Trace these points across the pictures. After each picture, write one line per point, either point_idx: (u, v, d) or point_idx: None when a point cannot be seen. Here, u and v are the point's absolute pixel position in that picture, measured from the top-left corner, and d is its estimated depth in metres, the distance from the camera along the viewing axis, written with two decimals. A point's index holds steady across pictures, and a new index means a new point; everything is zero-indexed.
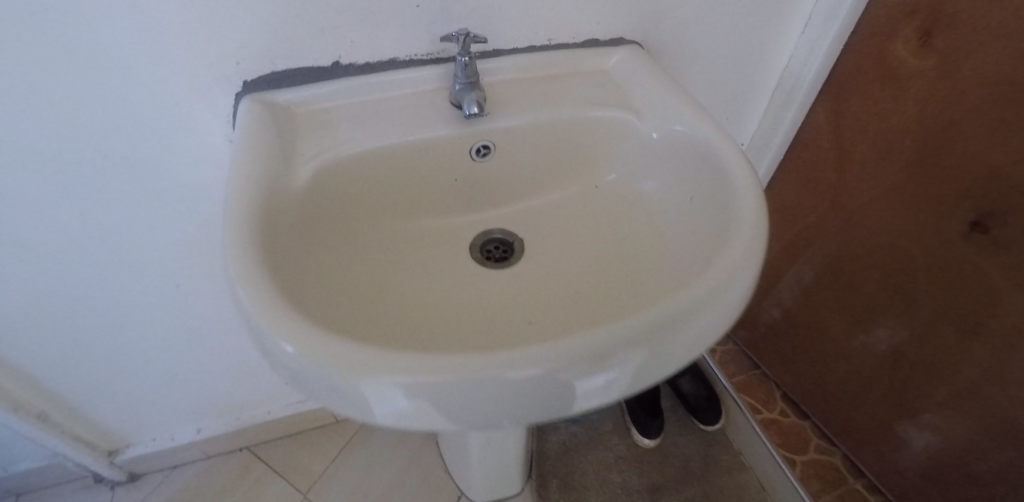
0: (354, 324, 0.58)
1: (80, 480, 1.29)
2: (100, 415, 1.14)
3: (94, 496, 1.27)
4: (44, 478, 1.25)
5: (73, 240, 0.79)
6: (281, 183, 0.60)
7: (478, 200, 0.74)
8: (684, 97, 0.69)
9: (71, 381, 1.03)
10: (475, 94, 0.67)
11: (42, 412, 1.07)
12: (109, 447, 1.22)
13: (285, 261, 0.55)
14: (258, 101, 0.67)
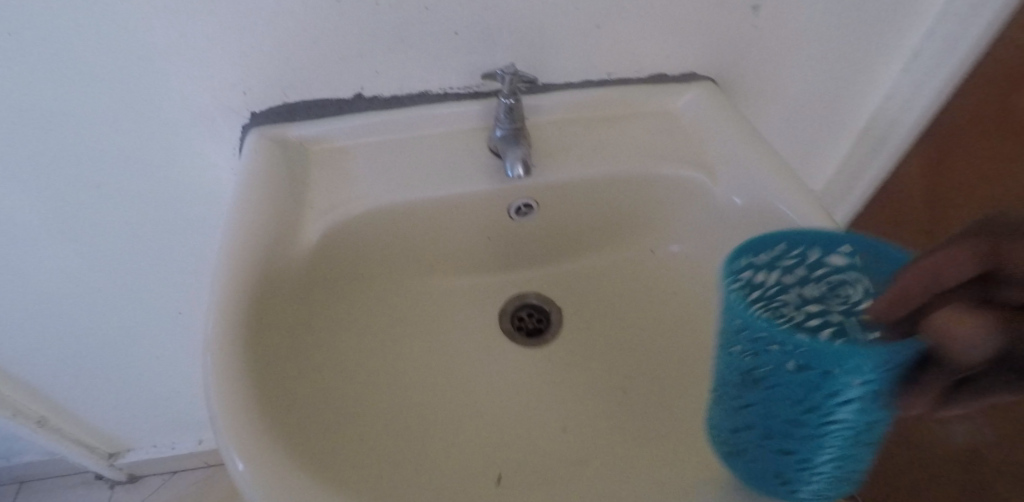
0: (358, 429, 0.51)
1: (83, 475, 1.24)
2: (100, 423, 1.08)
3: (94, 495, 1.22)
4: (49, 469, 1.21)
5: (65, 264, 0.73)
6: (285, 247, 0.51)
7: (512, 259, 0.64)
8: (776, 159, 0.58)
9: (69, 391, 0.97)
10: (518, 150, 0.54)
11: (43, 419, 1.01)
12: (109, 451, 1.17)
13: (277, 377, 0.46)
14: (265, 136, 0.58)
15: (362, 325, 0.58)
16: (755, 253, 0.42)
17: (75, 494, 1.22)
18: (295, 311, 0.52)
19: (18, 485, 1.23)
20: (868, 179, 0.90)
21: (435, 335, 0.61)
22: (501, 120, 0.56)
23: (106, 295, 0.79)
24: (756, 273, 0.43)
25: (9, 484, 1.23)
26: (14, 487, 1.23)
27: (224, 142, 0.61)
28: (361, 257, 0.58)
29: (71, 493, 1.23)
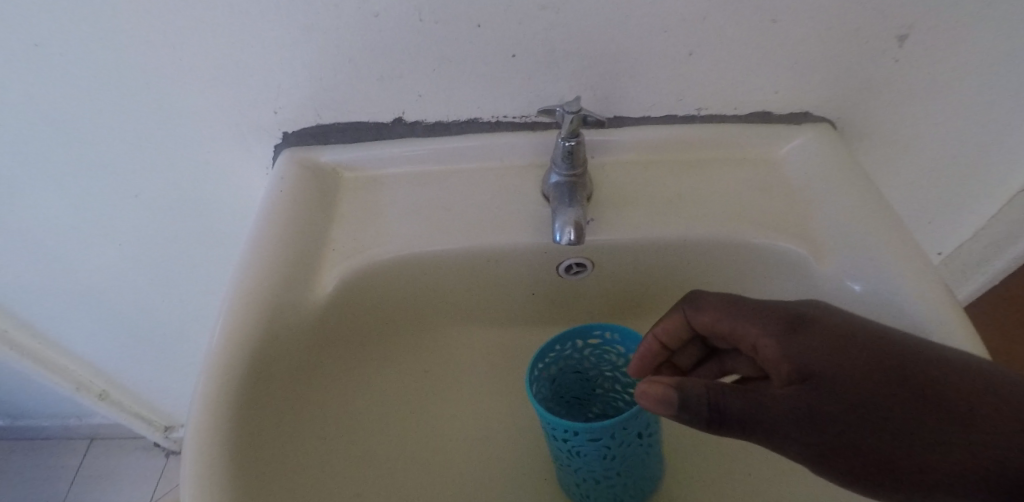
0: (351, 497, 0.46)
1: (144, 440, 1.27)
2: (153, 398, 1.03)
3: (151, 463, 1.24)
4: (116, 431, 1.23)
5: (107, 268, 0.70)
6: (296, 293, 0.47)
7: (556, 315, 0.57)
8: (913, 243, 0.47)
9: (121, 370, 0.93)
10: (572, 210, 0.45)
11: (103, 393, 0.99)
12: (166, 424, 1.14)
13: (271, 460, 0.42)
14: (296, 158, 0.54)
15: (381, 391, 0.53)
16: (584, 340, 0.50)
17: (134, 459, 1.25)
18: (305, 372, 0.47)
19: (89, 440, 1.26)
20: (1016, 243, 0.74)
21: (464, 405, 0.54)
22: (557, 164, 0.48)
23: (153, 298, 0.76)
24: (618, 363, 0.52)
25: (79, 440, 1.26)
26: (84, 443, 1.26)
27: (255, 160, 0.57)
28: (383, 306, 0.53)
29: (131, 458, 1.25)
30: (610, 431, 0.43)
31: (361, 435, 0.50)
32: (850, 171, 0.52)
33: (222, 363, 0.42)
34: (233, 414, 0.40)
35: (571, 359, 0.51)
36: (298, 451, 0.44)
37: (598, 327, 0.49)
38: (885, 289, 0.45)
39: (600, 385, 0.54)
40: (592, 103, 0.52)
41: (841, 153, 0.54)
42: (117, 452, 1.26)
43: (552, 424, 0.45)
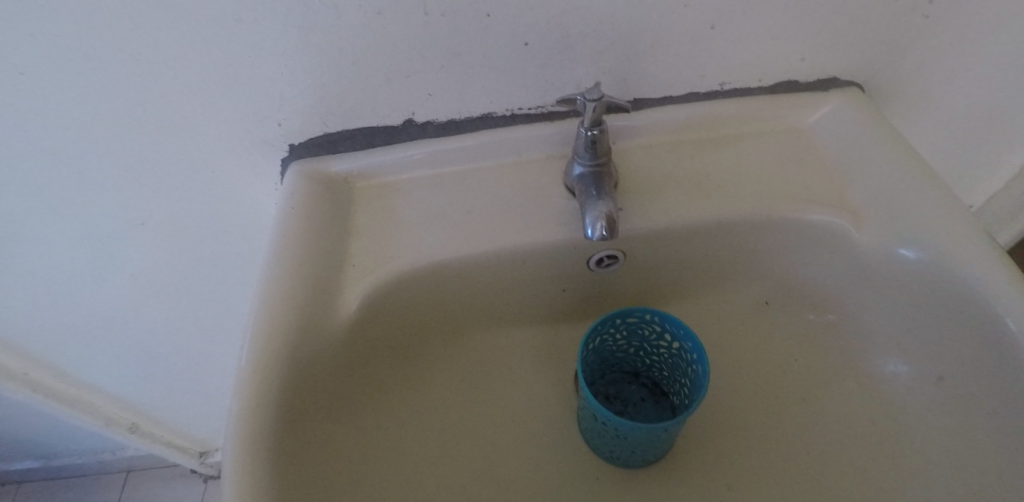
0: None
1: (179, 467, 1.26)
2: (186, 425, 1.03)
3: (191, 488, 1.23)
4: (150, 460, 1.22)
5: (119, 303, 0.68)
6: (324, 312, 0.45)
7: (590, 309, 0.55)
8: (959, 206, 0.45)
9: (150, 401, 0.92)
10: (601, 203, 0.43)
11: (133, 425, 0.98)
12: (201, 450, 1.13)
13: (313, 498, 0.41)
14: (306, 171, 0.52)
15: (417, 409, 0.51)
16: (623, 318, 0.48)
17: (175, 486, 1.24)
18: (337, 403, 0.47)
19: (126, 472, 1.26)
20: None
21: (502, 411, 0.52)
22: (580, 154, 0.46)
23: (171, 325, 0.73)
24: (651, 346, 0.51)
25: (116, 473, 1.25)
26: (121, 475, 1.25)
27: (263, 177, 0.55)
28: (412, 317, 0.51)
29: (171, 484, 1.24)
30: (619, 423, 0.43)
31: (400, 458, 0.48)
32: (889, 134, 0.50)
33: (257, 399, 0.40)
34: (271, 458, 0.40)
35: (607, 336, 0.50)
36: (338, 484, 0.44)
37: (638, 309, 0.48)
38: (938, 261, 0.44)
39: (632, 365, 0.54)
40: (610, 86, 0.50)
41: (875, 115, 0.51)
42: (157, 481, 1.25)
43: (580, 393, 0.46)
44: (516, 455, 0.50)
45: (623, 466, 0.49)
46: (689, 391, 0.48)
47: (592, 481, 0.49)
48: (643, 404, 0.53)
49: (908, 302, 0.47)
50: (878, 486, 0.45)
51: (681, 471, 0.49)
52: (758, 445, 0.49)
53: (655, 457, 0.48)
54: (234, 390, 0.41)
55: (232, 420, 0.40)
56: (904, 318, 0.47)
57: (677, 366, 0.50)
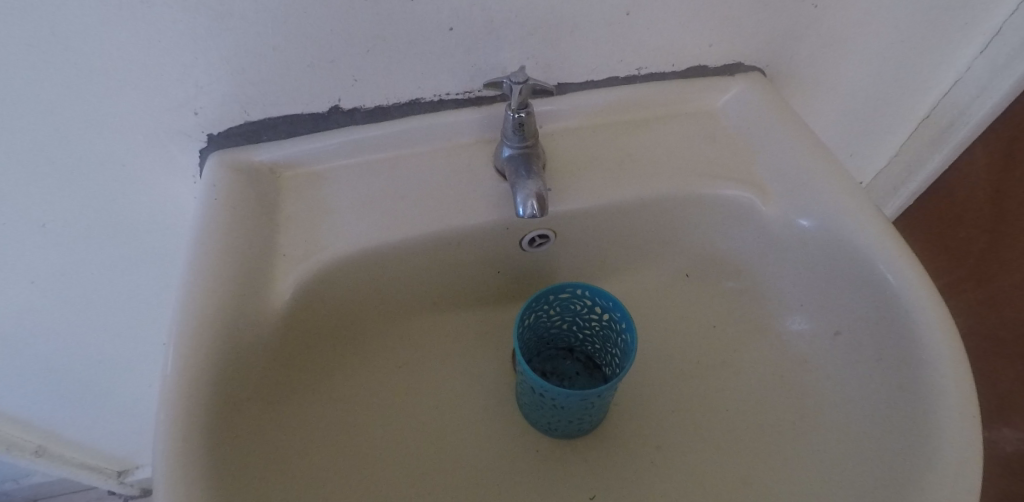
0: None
1: (94, 491, 1.17)
2: (101, 444, 0.96)
3: None
4: (61, 486, 1.14)
5: (20, 315, 0.63)
6: (255, 305, 0.44)
7: (524, 289, 0.57)
8: (848, 178, 0.50)
9: (59, 421, 0.86)
10: (531, 182, 0.44)
11: (40, 448, 0.89)
12: (119, 469, 1.06)
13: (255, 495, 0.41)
14: (226, 161, 0.50)
15: (356, 399, 0.51)
16: (556, 294, 0.50)
17: None
18: (274, 397, 0.46)
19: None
20: (935, 163, 0.81)
21: (443, 395, 0.53)
22: (508, 137, 0.47)
23: (81, 335, 0.68)
24: (583, 320, 0.53)
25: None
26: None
27: (179, 171, 0.52)
28: (347, 307, 0.51)
29: None
30: (555, 393, 0.45)
31: (341, 449, 0.48)
32: (787, 116, 0.55)
33: (190, 398, 0.39)
34: (208, 456, 0.38)
35: (542, 313, 0.52)
36: (277, 479, 0.44)
37: (570, 285, 0.50)
38: (832, 227, 0.49)
39: (566, 340, 0.56)
40: (534, 70, 0.52)
41: (775, 98, 0.56)
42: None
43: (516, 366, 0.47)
44: (457, 437, 0.51)
45: (561, 436, 0.52)
46: (620, 360, 0.51)
47: (533, 453, 0.51)
48: (577, 376, 0.55)
49: (808, 266, 0.51)
50: (790, 433, 0.50)
51: (615, 436, 0.52)
52: (683, 407, 0.53)
53: (591, 425, 0.51)
54: (164, 390, 0.39)
55: (163, 421, 0.38)
56: (806, 281, 0.52)
57: (608, 338, 0.52)
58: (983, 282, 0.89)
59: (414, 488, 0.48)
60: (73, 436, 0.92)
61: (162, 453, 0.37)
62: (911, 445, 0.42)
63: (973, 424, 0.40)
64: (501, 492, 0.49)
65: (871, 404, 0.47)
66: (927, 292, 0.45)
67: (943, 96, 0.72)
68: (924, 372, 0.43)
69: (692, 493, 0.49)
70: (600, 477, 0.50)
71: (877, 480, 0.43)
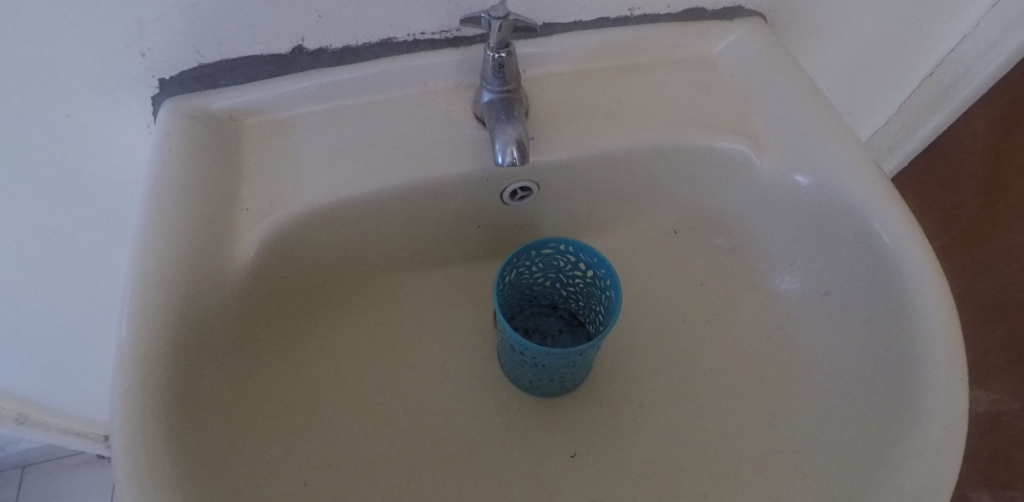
0: (307, 465, 0.44)
1: (81, 455, 1.15)
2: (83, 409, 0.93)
3: (97, 475, 1.13)
4: (47, 452, 1.11)
5: None
6: (215, 262, 0.41)
7: (506, 245, 0.54)
8: (847, 129, 0.48)
9: (32, 387, 0.83)
10: (511, 128, 0.41)
11: (21, 416, 0.88)
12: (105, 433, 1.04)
13: (215, 459, 0.38)
14: (182, 109, 0.46)
15: (328, 360, 0.49)
16: (538, 250, 0.48)
17: (78, 475, 1.13)
18: (243, 357, 0.44)
19: (20, 468, 1.14)
20: (934, 121, 0.79)
21: (419, 355, 0.51)
22: (488, 80, 0.44)
23: (41, 297, 0.65)
24: (566, 277, 0.51)
25: (8, 469, 1.14)
26: (15, 472, 1.13)
27: (131, 119, 0.48)
28: (316, 264, 0.48)
29: (73, 474, 1.14)
30: (536, 351, 0.43)
31: (312, 411, 0.46)
32: (786, 64, 0.52)
33: (144, 361, 0.36)
34: (169, 420, 0.36)
35: (523, 270, 0.49)
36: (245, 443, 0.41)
37: (552, 239, 0.47)
38: (828, 181, 0.46)
39: (548, 297, 0.54)
40: (517, 9, 0.48)
41: (774, 44, 0.53)
42: (57, 473, 1.14)
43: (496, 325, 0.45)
44: (433, 397, 0.49)
45: (542, 394, 0.50)
46: (604, 317, 0.49)
47: (512, 413, 0.50)
48: (560, 334, 0.53)
49: (800, 221, 0.49)
50: (776, 392, 0.48)
51: (595, 395, 0.50)
52: (669, 367, 0.51)
53: (572, 384, 0.49)
54: (117, 353, 0.36)
55: (115, 387, 0.36)
56: (798, 237, 0.50)
57: (592, 295, 0.50)
58: (970, 247, 0.88)
59: (387, 451, 0.47)
60: (53, 403, 0.89)
61: (115, 418, 0.35)
62: (896, 401, 0.41)
63: (963, 381, 0.39)
64: (477, 452, 0.48)
65: (858, 360, 0.45)
66: (924, 247, 0.43)
67: (951, 51, 0.69)
68: (915, 328, 0.41)
69: (673, 452, 0.47)
70: (579, 436, 0.49)
71: (863, 439, 0.42)
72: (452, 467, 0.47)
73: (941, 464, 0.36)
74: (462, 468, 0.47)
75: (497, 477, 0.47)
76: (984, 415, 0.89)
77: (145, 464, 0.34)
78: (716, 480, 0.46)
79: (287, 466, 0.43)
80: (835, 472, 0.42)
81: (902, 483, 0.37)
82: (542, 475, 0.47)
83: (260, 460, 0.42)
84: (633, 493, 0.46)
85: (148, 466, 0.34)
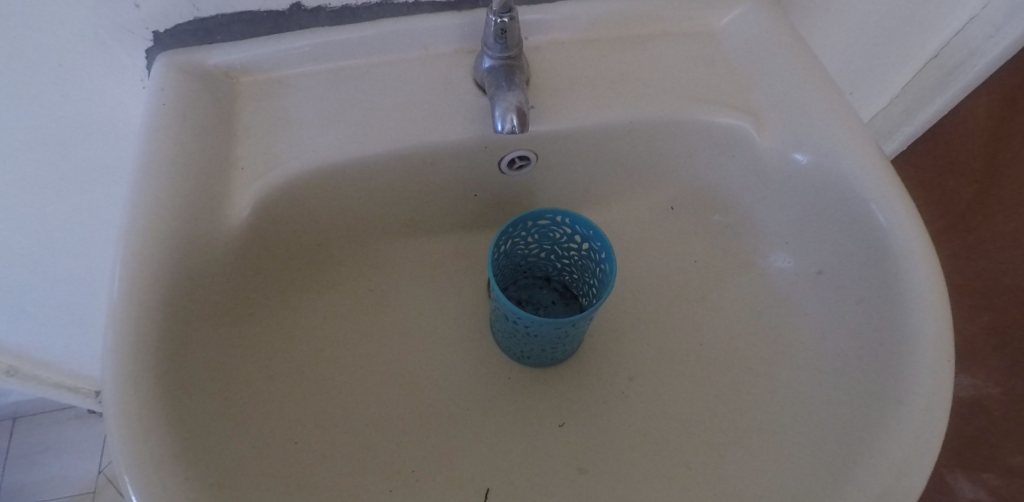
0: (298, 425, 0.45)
1: (74, 410, 1.16)
2: (76, 365, 0.94)
3: (90, 429, 1.14)
4: (41, 404, 1.13)
5: None
6: (209, 221, 0.41)
7: (502, 214, 0.54)
8: (850, 109, 0.47)
9: (25, 340, 0.83)
10: (512, 95, 0.41)
11: (12, 369, 0.88)
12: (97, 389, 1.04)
13: (209, 416, 0.39)
14: (177, 63, 0.45)
15: (319, 323, 0.49)
16: (535, 221, 0.48)
17: (70, 429, 1.14)
18: (236, 317, 0.44)
19: (14, 419, 1.15)
20: (937, 105, 0.78)
21: (411, 323, 0.51)
22: (490, 46, 0.43)
23: (32, 251, 0.65)
24: (561, 250, 0.51)
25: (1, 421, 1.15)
26: (8, 424, 1.14)
27: (125, 73, 0.48)
28: (311, 227, 0.48)
29: (66, 428, 1.15)
30: (528, 321, 0.43)
31: (304, 373, 0.47)
32: (792, 39, 0.51)
33: (138, 317, 0.36)
34: (162, 376, 0.36)
35: (519, 240, 0.49)
36: (239, 401, 0.42)
37: (549, 211, 0.47)
38: (827, 162, 0.46)
39: (543, 269, 0.54)
40: None
41: (782, 20, 0.52)
42: (49, 426, 1.15)
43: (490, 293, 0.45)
44: (424, 364, 0.50)
45: (533, 364, 0.51)
46: (598, 290, 0.49)
47: (503, 381, 0.50)
48: (553, 306, 0.54)
49: (797, 201, 0.49)
50: (763, 369, 0.49)
51: (586, 366, 0.51)
52: (660, 341, 0.52)
53: (563, 355, 0.50)
54: (110, 308, 0.37)
55: (108, 341, 0.36)
56: (794, 217, 0.50)
57: (586, 268, 0.50)
58: (964, 234, 0.88)
59: (377, 414, 0.47)
60: (45, 357, 0.89)
61: (109, 371, 0.35)
62: (881, 381, 0.41)
63: (948, 363, 0.39)
64: (468, 418, 0.48)
65: (846, 341, 0.46)
66: (919, 231, 0.43)
67: (956, 33, 0.68)
68: (905, 311, 0.42)
69: (660, 424, 0.48)
70: (568, 406, 0.49)
71: (845, 417, 0.43)
72: (442, 432, 0.47)
73: (920, 443, 0.37)
74: (452, 433, 0.47)
75: (485, 442, 0.47)
76: (966, 399, 0.91)
77: (138, 419, 0.34)
78: (701, 453, 0.46)
79: (278, 425, 0.44)
80: (816, 448, 0.43)
81: (882, 460, 0.38)
82: (530, 442, 0.48)
83: (252, 418, 0.42)
84: (619, 462, 0.47)
85: (141, 420, 0.34)
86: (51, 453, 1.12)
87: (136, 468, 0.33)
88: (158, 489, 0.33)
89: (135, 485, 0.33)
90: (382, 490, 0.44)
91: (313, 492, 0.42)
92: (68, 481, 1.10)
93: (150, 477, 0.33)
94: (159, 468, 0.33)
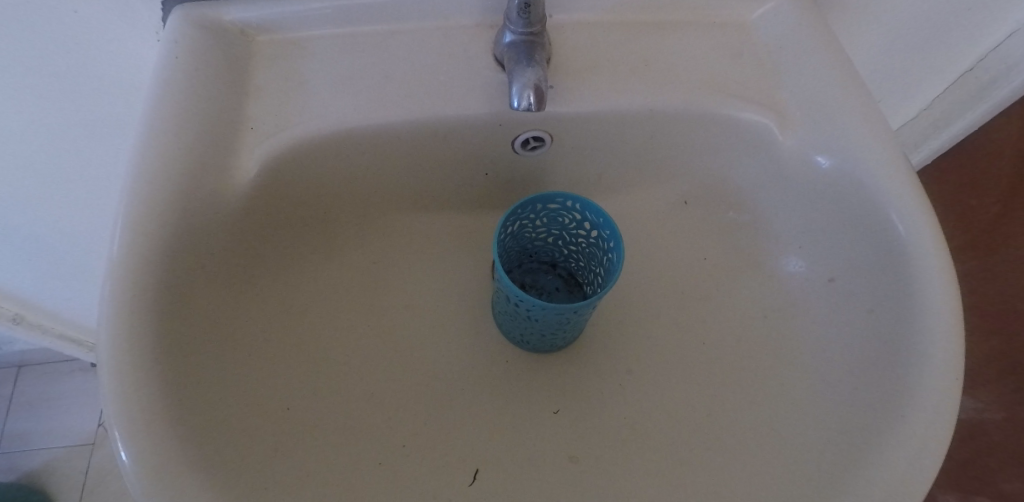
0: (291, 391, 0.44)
1: (78, 362, 1.17)
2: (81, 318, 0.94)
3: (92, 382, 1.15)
4: (46, 352, 1.14)
5: None
6: (215, 180, 0.40)
7: (512, 195, 0.53)
8: (877, 113, 0.46)
9: (29, 289, 0.83)
10: (531, 71, 0.40)
11: (19, 317, 0.89)
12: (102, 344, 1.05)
13: (204, 376, 0.38)
14: (192, 16, 0.45)
15: (317, 292, 0.49)
16: (545, 204, 0.47)
17: (72, 381, 1.15)
18: (237, 278, 0.43)
19: (18, 368, 1.16)
20: (968, 120, 0.76)
21: (413, 298, 0.51)
22: (512, 20, 0.42)
23: (42, 201, 0.65)
24: (569, 236, 0.50)
25: (6, 368, 1.16)
26: (12, 372, 1.16)
27: (141, 24, 0.47)
28: (318, 194, 0.47)
29: (68, 379, 1.16)
30: (531, 305, 0.42)
31: (301, 339, 0.46)
32: (824, 37, 0.49)
33: (136, 271, 0.36)
34: (159, 331, 0.36)
35: (527, 223, 0.48)
36: (236, 362, 0.41)
37: (561, 195, 0.46)
38: (850, 166, 0.45)
39: (549, 255, 0.53)
40: None
41: (816, 17, 0.50)
42: (53, 376, 1.16)
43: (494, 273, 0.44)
44: (421, 340, 0.50)
45: (532, 349, 0.50)
46: (603, 279, 0.48)
47: (500, 364, 0.50)
48: (556, 292, 0.53)
49: (815, 203, 0.48)
50: (767, 372, 0.48)
51: (585, 355, 0.50)
52: (662, 336, 0.51)
53: (563, 342, 0.49)
54: (110, 260, 0.36)
55: (105, 293, 0.35)
56: (810, 220, 0.49)
57: (593, 256, 0.49)
58: (982, 254, 0.87)
59: (371, 386, 0.47)
60: (49, 307, 0.89)
61: (104, 323, 0.35)
62: (887, 394, 0.40)
63: (957, 380, 0.38)
64: (463, 397, 0.48)
65: (853, 349, 0.45)
66: (938, 243, 0.42)
67: (994, 46, 0.66)
68: (917, 324, 0.40)
69: (656, 419, 0.47)
70: (564, 393, 0.49)
71: (846, 426, 0.42)
72: (435, 410, 0.47)
73: (922, 459, 0.36)
74: (446, 410, 0.47)
75: (479, 423, 0.47)
76: (967, 422, 0.90)
77: (129, 373, 0.34)
78: (696, 451, 0.46)
79: (272, 389, 0.43)
80: (813, 454, 0.42)
81: (881, 472, 0.37)
82: (523, 427, 0.47)
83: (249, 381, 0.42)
84: (611, 455, 0.46)
85: (133, 374, 0.34)
86: (53, 403, 1.13)
87: (125, 420, 0.33)
88: (145, 444, 0.33)
89: (122, 438, 0.32)
90: (371, 462, 0.44)
91: (301, 458, 0.42)
92: (70, 432, 1.11)
93: (137, 432, 0.33)
94: (147, 424, 0.33)
